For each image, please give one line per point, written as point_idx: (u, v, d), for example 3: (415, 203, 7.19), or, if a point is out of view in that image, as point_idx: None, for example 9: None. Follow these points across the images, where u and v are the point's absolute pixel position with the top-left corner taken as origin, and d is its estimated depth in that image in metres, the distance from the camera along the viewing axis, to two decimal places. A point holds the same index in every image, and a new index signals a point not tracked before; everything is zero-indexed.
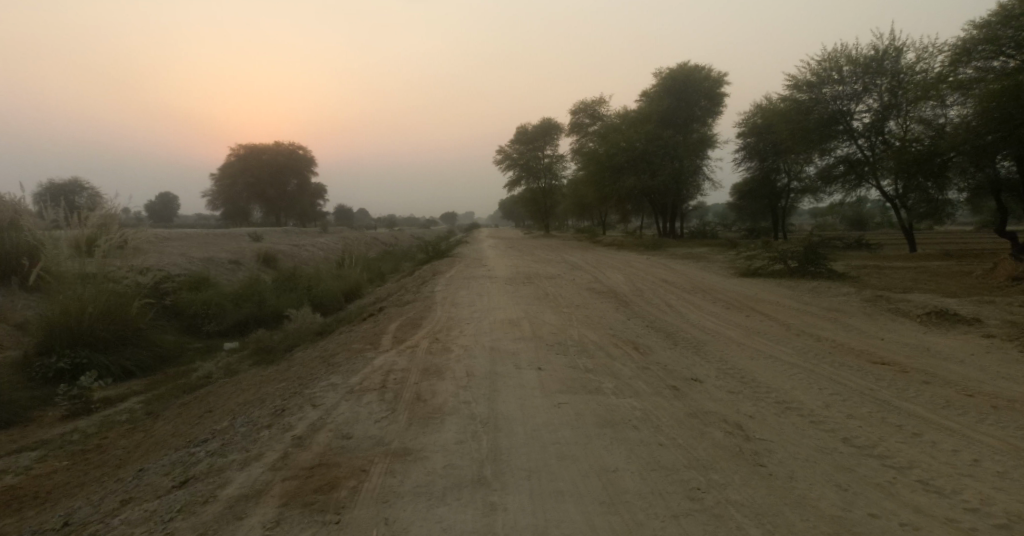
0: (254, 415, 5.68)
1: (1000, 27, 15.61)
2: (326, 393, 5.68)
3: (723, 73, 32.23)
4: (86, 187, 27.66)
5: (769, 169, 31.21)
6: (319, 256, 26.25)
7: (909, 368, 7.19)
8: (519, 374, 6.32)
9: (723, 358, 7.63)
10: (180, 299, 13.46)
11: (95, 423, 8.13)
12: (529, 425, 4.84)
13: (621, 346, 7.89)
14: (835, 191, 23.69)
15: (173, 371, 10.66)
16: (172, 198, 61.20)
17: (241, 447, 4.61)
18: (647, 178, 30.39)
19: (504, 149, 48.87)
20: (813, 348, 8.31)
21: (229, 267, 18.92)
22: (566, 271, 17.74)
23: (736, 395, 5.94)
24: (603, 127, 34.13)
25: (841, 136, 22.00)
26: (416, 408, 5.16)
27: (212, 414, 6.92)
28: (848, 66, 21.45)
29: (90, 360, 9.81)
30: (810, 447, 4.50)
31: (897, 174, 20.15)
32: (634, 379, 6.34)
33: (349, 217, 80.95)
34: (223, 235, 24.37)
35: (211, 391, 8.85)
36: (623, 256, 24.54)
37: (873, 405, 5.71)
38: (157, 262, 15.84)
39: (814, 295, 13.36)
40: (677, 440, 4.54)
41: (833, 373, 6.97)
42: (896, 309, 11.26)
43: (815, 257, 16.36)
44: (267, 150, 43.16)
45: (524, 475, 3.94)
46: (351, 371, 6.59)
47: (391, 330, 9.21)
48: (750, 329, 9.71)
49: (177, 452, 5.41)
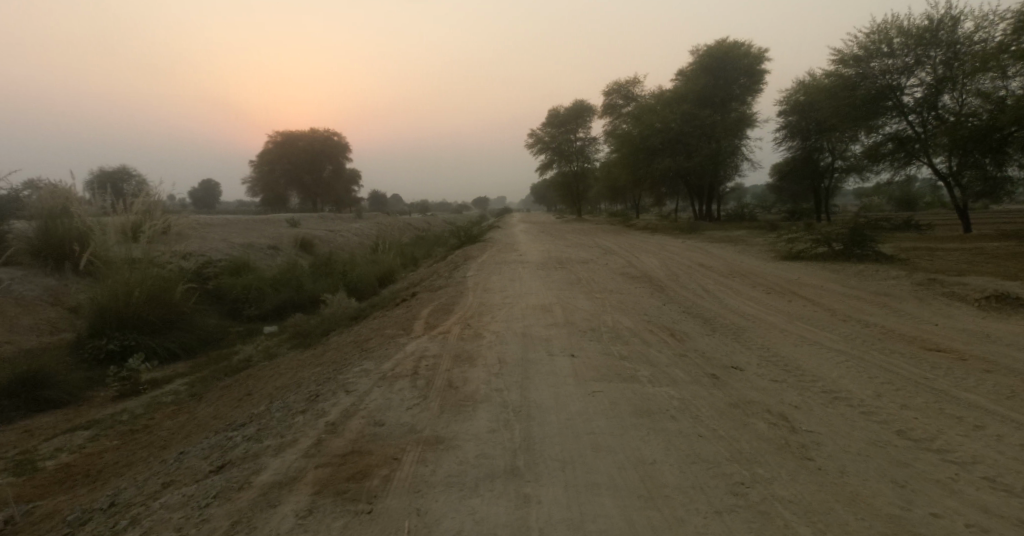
0: (289, 400, 5.69)
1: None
2: (359, 380, 5.64)
3: (763, 49, 31.18)
4: (132, 175, 28.49)
5: (812, 148, 30.16)
6: (353, 241, 26.51)
7: (967, 356, 6.82)
8: (552, 362, 6.18)
9: (764, 345, 7.36)
10: (221, 284, 13.71)
11: (143, 404, 8.33)
12: (563, 414, 4.71)
13: (657, 332, 7.68)
14: (882, 170, 22.70)
15: (215, 354, 10.87)
16: (213, 185, 62.64)
17: (276, 433, 4.60)
18: (683, 160, 29.71)
19: (536, 132, 48.42)
20: (861, 335, 7.94)
21: (268, 253, 19.24)
22: (600, 255, 17.49)
23: (780, 384, 5.70)
24: (638, 108, 33.46)
25: (889, 112, 21.04)
26: (448, 395, 5.08)
27: (251, 398, 6.99)
28: (899, 38, 20.44)
29: (138, 343, 10.06)
30: (861, 440, 4.26)
31: (951, 151, 19.19)
32: (671, 366, 6.15)
33: (383, 203, 81.75)
34: (261, 221, 24.83)
35: (251, 374, 8.97)
36: (658, 240, 24.11)
37: (929, 395, 5.41)
38: (199, 247, 16.20)
39: (860, 279, 12.84)
40: (718, 431, 4.35)
41: (884, 361, 6.64)
42: (951, 294, 10.72)
43: (861, 239, 15.73)
44: (303, 137, 43.67)
45: (557, 466, 3.82)
46: (384, 357, 6.55)
47: (424, 315, 9.17)
48: (792, 315, 9.36)
49: (216, 435, 5.45)
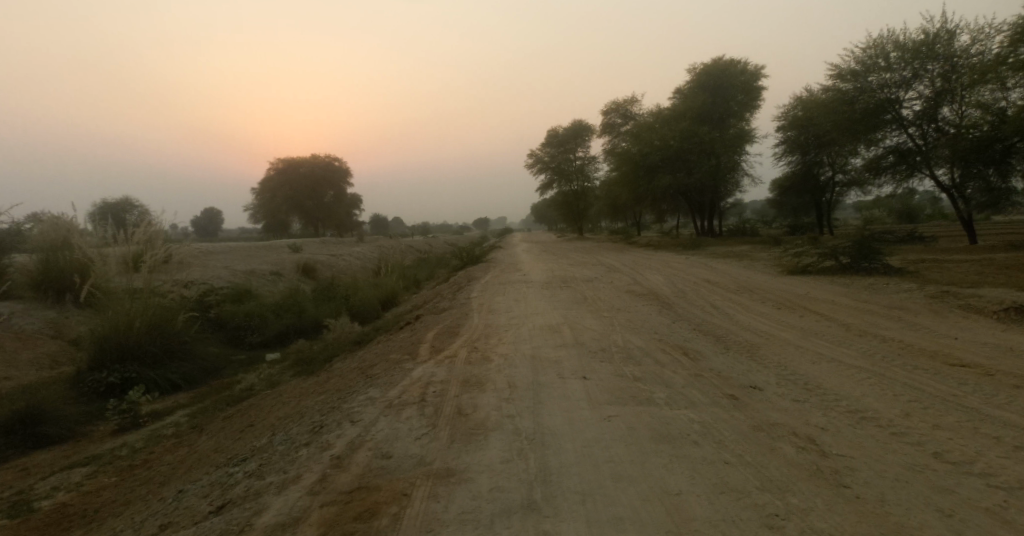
0: (292, 432, 5.47)
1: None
2: (365, 409, 5.42)
3: (760, 66, 31.37)
4: (134, 205, 28.51)
5: (812, 162, 30.13)
6: (355, 265, 26.38)
7: (992, 371, 6.59)
8: (564, 385, 5.96)
9: (781, 363, 7.13)
10: (222, 311, 13.53)
11: (143, 437, 8.10)
12: (579, 441, 4.49)
13: (670, 352, 7.46)
14: (884, 182, 22.60)
15: (217, 383, 10.65)
16: (215, 212, 62.68)
17: (278, 469, 4.36)
18: (683, 177, 29.70)
19: (535, 152, 48.55)
20: (879, 350, 7.72)
21: (270, 279, 19.10)
22: (604, 273, 17.31)
23: (802, 404, 5.47)
24: (636, 126, 33.53)
25: (889, 125, 20.99)
26: (459, 423, 4.87)
27: (253, 429, 6.75)
28: (896, 53, 20.49)
29: (139, 374, 9.85)
30: (897, 463, 4.04)
31: (952, 162, 19.09)
32: (688, 387, 5.92)
33: (383, 227, 81.96)
34: (263, 247, 24.76)
35: (254, 404, 8.75)
36: (662, 257, 24.01)
37: (959, 413, 5.20)
38: (200, 275, 16.07)
39: (871, 292, 12.64)
40: (745, 457, 4.12)
41: (907, 377, 6.44)
42: (967, 306, 10.51)
43: (868, 252, 15.56)
44: (304, 163, 43.77)
45: (578, 499, 3.59)
46: (390, 383, 6.34)
47: (429, 339, 8.96)
48: (805, 331, 9.15)
49: (216, 471, 5.21)
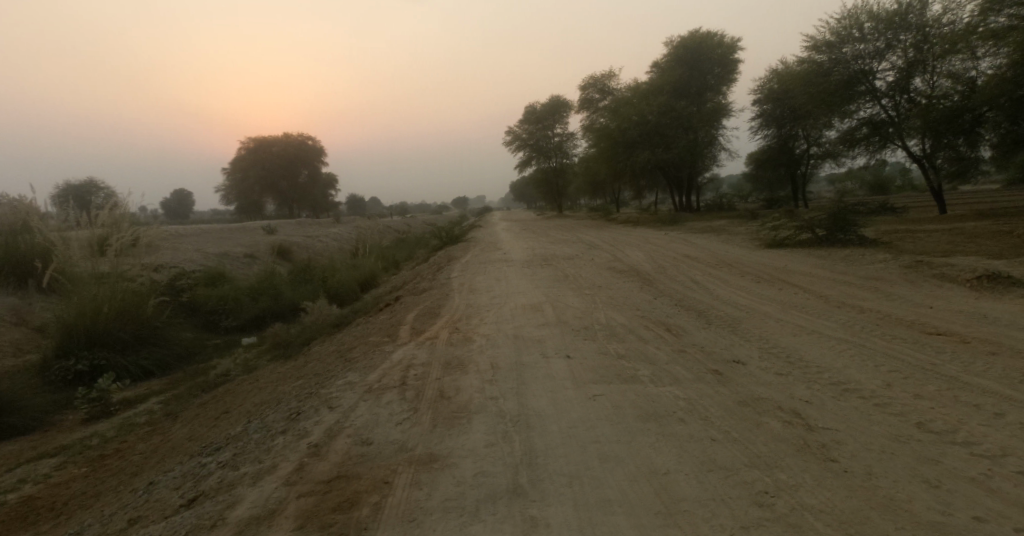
0: (268, 420, 5.29)
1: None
2: (343, 394, 5.27)
3: (736, 38, 31.22)
4: (101, 188, 27.64)
5: (787, 136, 30.26)
6: (332, 246, 25.98)
7: (969, 339, 6.65)
8: (547, 365, 5.87)
9: (762, 336, 7.13)
10: (196, 296, 13.18)
11: (114, 427, 7.85)
12: (565, 422, 4.41)
13: (653, 328, 7.40)
14: (858, 154, 22.79)
15: (192, 369, 10.39)
16: (186, 195, 61.23)
17: (253, 459, 4.21)
18: (661, 152, 29.63)
19: (513, 129, 48.04)
20: (859, 321, 7.76)
21: (245, 262, 18.69)
22: (584, 250, 17.26)
23: (786, 377, 5.46)
24: (614, 102, 33.29)
25: (863, 97, 21.08)
26: (441, 407, 4.75)
27: (228, 417, 6.57)
28: (870, 23, 20.45)
29: (109, 361, 9.55)
30: (882, 435, 4.03)
31: (923, 133, 19.26)
32: (672, 364, 5.86)
33: (361, 207, 80.96)
34: (237, 229, 24.23)
35: (230, 390, 8.54)
36: (641, 233, 24.00)
37: (940, 382, 5.23)
38: (171, 259, 15.65)
39: (848, 264, 12.73)
40: (732, 434, 4.07)
41: (886, 347, 6.47)
42: (942, 275, 10.63)
43: (844, 224, 15.69)
44: (277, 142, 42.82)
45: (565, 481, 3.51)
46: (369, 366, 6.19)
47: (409, 320, 8.80)
48: (786, 303, 9.17)
49: (189, 461, 5.03)
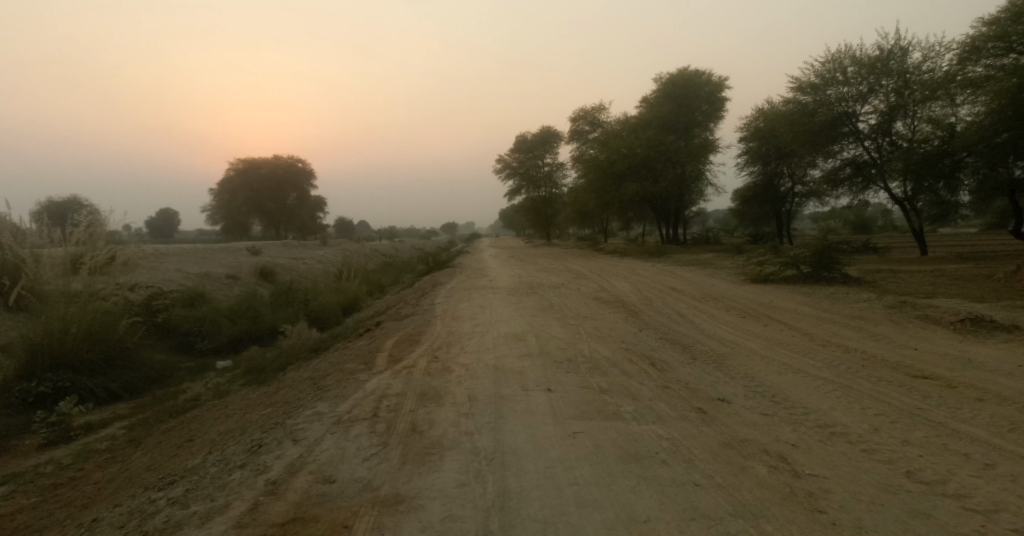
0: (229, 452, 5.01)
1: (1009, 25, 15.32)
2: (310, 426, 5.01)
3: (723, 77, 31.80)
4: (83, 204, 27.25)
5: (773, 173, 30.63)
6: (317, 269, 25.65)
7: (956, 384, 6.53)
8: (527, 398, 5.66)
9: (748, 374, 6.97)
10: (172, 316, 12.82)
11: (73, 452, 7.46)
12: (542, 461, 4.19)
13: (637, 362, 7.22)
14: (841, 194, 23.05)
15: (161, 392, 10.01)
16: (173, 213, 60.72)
17: (206, 496, 3.93)
18: (649, 185, 29.84)
19: (503, 158, 48.29)
20: (845, 361, 7.63)
21: (226, 282, 18.34)
22: (570, 280, 17.13)
23: (772, 418, 5.29)
24: (603, 134, 33.60)
25: (846, 138, 21.40)
26: (411, 442, 4.52)
27: (192, 445, 6.25)
28: (853, 67, 20.86)
29: (75, 383, 9.17)
30: (871, 484, 3.86)
31: (905, 176, 19.38)
32: (656, 401, 5.67)
33: (348, 230, 80.59)
34: (221, 249, 23.88)
35: (198, 415, 8.19)
36: (627, 264, 23.93)
37: (929, 428, 5.08)
38: (150, 278, 15.29)
39: (832, 302, 12.71)
40: (716, 479, 3.88)
41: (873, 389, 6.32)
42: (926, 316, 10.60)
43: (828, 261, 15.74)
44: (266, 164, 42.64)
45: (538, 529, 3.29)
46: (341, 396, 5.94)
47: (387, 347, 8.55)
48: (771, 340, 9.05)
49: (142, 495, 4.72)
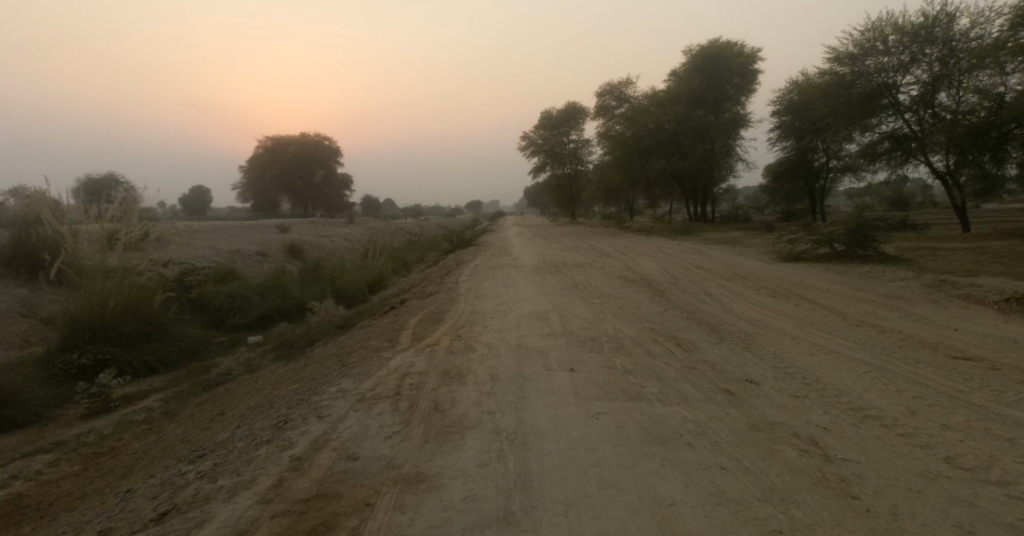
0: (256, 427, 5.07)
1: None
2: (334, 402, 5.03)
3: (756, 49, 30.85)
4: (119, 182, 27.83)
5: (806, 148, 29.76)
6: (343, 246, 25.88)
7: (998, 366, 6.29)
8: (550, 378, 5.61)
9: (777, 354, 6.81)
10: (204, 292, 13.05)
11: (111, 423, 7.66)
12: (565, 442, 4.14)
13: (662, 342, 7.10)
14: (879, 169, 22.27)
15: (195, 366, 10.22)
16: (204, 191, 61.70)
17: (233, 471, 3.97)
18: (678, 161, 29.26)
19: (528, 134, 47.81)
20: (879, 341, 7.40)
21: (256, 259, 18.60)
22: (595, 258, 16.95)
23: (802, 400, 5.15)
24: (630, 109, 32.98)
25: (885, 111, 20.60)
26: (434, 420, 4.51)
27: (223, 419, 6.36)
28: (895, 35, 20.00)
29: (113, 356, 9.40)
30: (907, 470, 3.72)
31: (948, 149, 18.67)
32: (681, 381, 5.57)
33: (374, 208, 81.12)
34: (251, 226, 24.22)
35: (229, 389, 8.34)
36: (654, 242, 23.60)
37: (968, 412, 4.89)
38: (182, 254, 15.58)
39: (867, 280, 12.33)
40: (744, 462, 3.78)
41: (909, 371, 6.12)
42: (966, 295, 10.24)
43: (863, 239, 15.28)
44: (293, 141, 42.93)
45: (560, 510, 3.25)
46: (365, 373, 5.96)
47: (412, 325, 8.57)
48: (802, 320, 8.84)
49: (174, 467, 4.80)
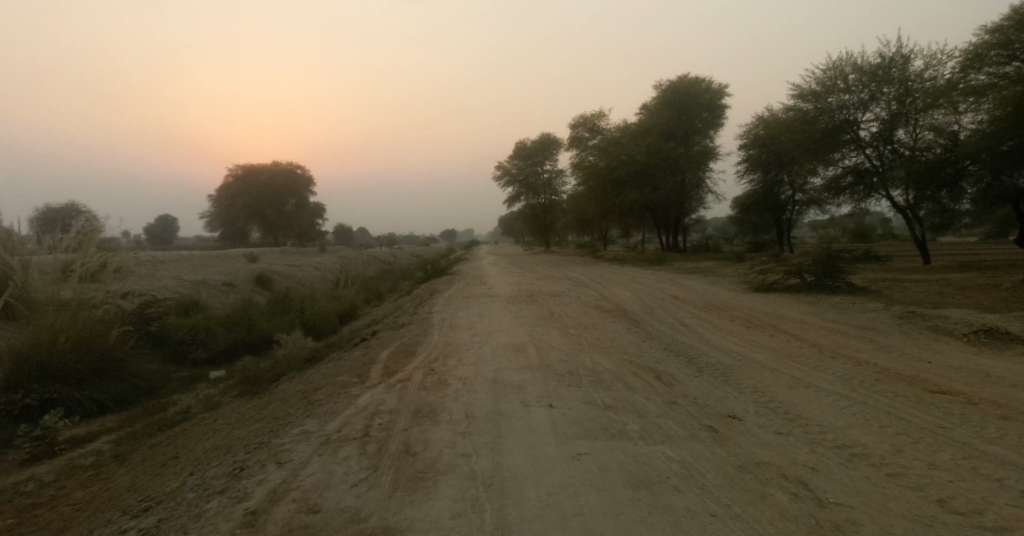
0: (210, 474, 4.70)
1: (1013, 32, 15.15)
2: (297, 446, 4.70)
3: (723, 85, 31.64)
4: (81, 211, 26.96)
5: (773, 181, 30.40)
6: (314, 275, 25.35)
7: (977, 400, 6.24)
8: (527, 415, 5.36)
9: (757, 388, 6.66)
10: (165, 325, 12.49)
11: (54, 469, 7.12)
12: (544, 487, 3.88)
13: (642, 375, 6.90)
14: (843, 202, 22.75)
15: (152, 404, 9.67)
16: (171, 220, 60.40)
17: (180, 528, 3.62)
18: (650, 192, 29.56)
19: (502, 164, 48.04)
20: (857, 374, 7.32)
21: (222, 290, 18.03)
22: (570, 288, 16.82)
23: (787, 438, 4.98)
24: (603, 141, 33.35)
25: (848, 146, 21.13)
26: (404, 465, 4.21)
27: (175, 464, 5.92)
28: (854, 74, 20.67)
29: (61, 395, 8.82)
30: (902, 515, 3.56)
31: (908, 184, 19.17)
32: (663, 418, 5.37)
33: (348, 236, 80.40)
34: (219, 255, 23.58)
35: (186, 429, 7.86)
36: (628, 271, 23.63)
37: (954, 450, 4.78)
38: (144, 286, 15.00)
39: (839, 311, 12.39)
40: (734, 508, 3.58)
41: (890, 406, 6.01)
42: (937, 327, 10.30)
43: (833, 270, 15.45)
44: (265, 170, 42.34)
45: None
46: (331, 413, 5.63)
47: (382, 359, 8.22)
48: (779, 352, 8.74)
49: (116, 523, 4.39)
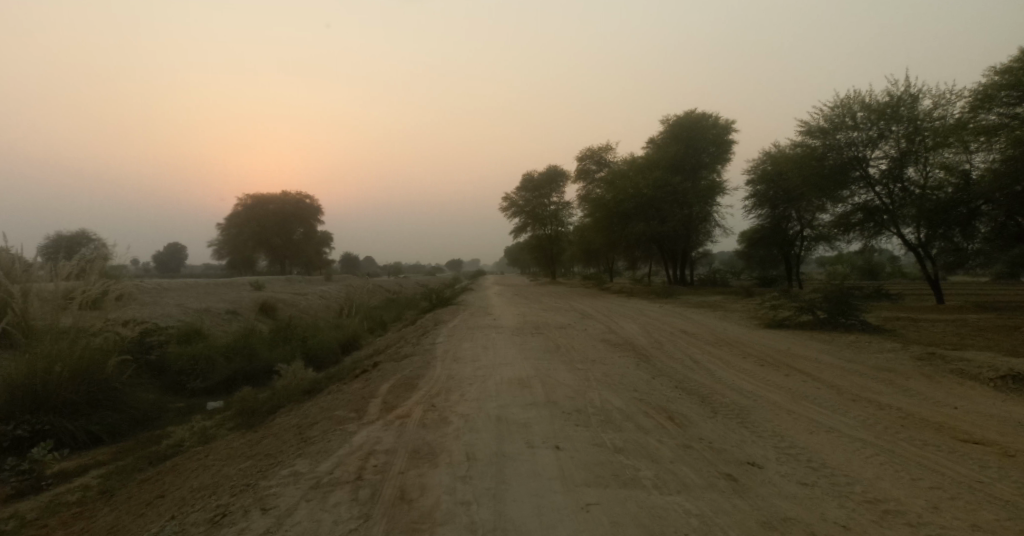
0: (191, 519, 4.37)
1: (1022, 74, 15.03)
2: (287, 489, 4.39)
3: (731, 120, 31.69)
4: (91, 238, 27.05)
5: (781, 217, 30.14)
6: (319, 304, 25.12)
7: (1012, 452, 5.84)
8: (532, 458, 5.02)
9: (776, 432, 6.29)
10: (165, 353, 12.22)
11: (40, 505, 6.78)
12: None
13: (653, 416, 6.54)
14: (852, 239, 22.35)
15: (146, 436, 9.34)
16: (180, 248, 60.65)
17: None
18: (657, 225, 29.36)
19: (509, 196, 48.09)
20: (880, 419, 6.93)
21: (226, 317, 17.83)
22: (578, 320, 16.48)
23: (812, 490, 4.62)
24: (610, 173, 33.33)
25: (856, 183, 20.90)
26: (399, 514, 3.89)
27: (160, 505, 5.57)
28: (862, 112, 20.60)
29: (54, 426, 8.50)
30: None
31: (918, 222, 18.85)
32: (677, 464, 5.02)
33: (354, 266, 80.49)
34: (224, 283, 23.41)
35: (178, 464, 7.53)
36: (635, 304, 23.27)
37: (998, 509, 4.39)
38: (147, 314, 14.82)
39: (855, 351, 11.98)
40: None
41: (920, 456, 5.62)
42: (960, 371, 9.89)
43: (845, 307, 15.08)
44: (274, 199, 42.53)
45: None
46: (326, 451, 5.32)
47: (383, 392, 7.89)
48: (796, 393, 8.35)
49: None
